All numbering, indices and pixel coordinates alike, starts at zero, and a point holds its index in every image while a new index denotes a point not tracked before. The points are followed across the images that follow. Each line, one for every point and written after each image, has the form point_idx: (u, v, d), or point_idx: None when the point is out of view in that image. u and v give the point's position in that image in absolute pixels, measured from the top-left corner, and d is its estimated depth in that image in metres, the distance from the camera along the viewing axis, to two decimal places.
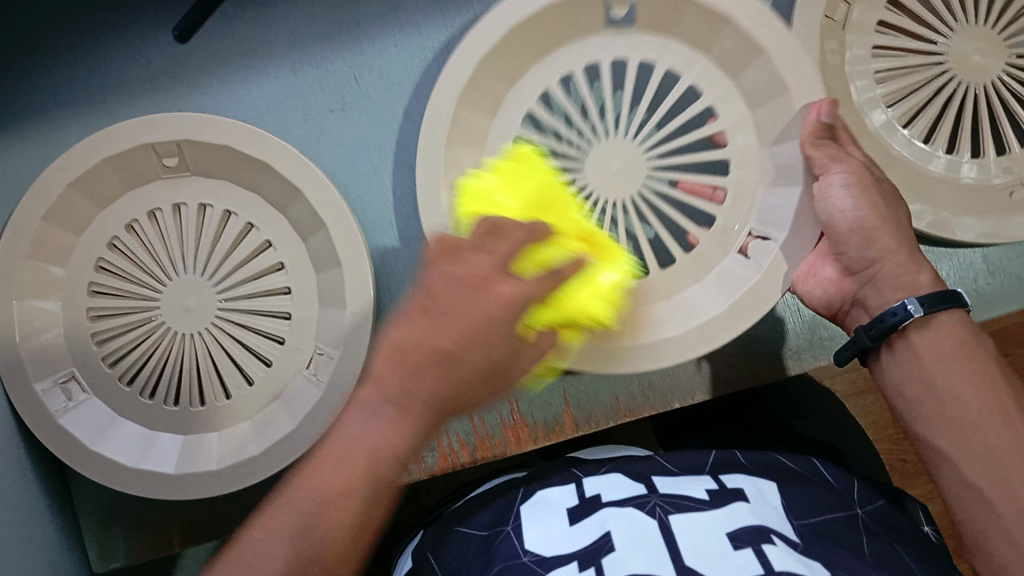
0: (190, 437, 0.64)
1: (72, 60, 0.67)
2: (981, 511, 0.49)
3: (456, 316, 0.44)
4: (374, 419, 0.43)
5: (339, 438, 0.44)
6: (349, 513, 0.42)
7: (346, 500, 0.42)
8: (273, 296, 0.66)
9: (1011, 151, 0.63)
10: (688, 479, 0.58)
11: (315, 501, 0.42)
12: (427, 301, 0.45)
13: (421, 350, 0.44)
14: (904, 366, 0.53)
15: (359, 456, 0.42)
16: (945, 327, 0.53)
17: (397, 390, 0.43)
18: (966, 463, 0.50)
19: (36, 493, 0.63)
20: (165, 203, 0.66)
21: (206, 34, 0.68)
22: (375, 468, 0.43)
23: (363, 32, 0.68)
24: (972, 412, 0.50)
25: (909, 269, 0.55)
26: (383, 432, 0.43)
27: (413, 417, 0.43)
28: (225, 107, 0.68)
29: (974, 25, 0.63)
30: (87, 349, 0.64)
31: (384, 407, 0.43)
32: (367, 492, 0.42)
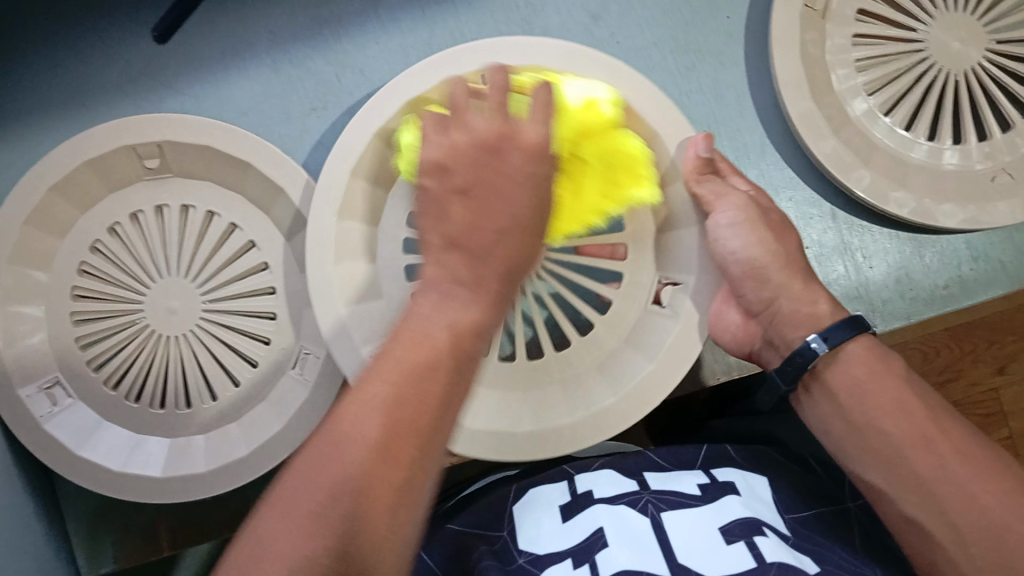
0: (177, 440, 0.64)
1: (51, 63, 0.67)
2: (923, 542, 0.49)
3: (492, 177, 0.46)
4: (446, 300, 0.45)
5: (411, 319, 0.44)
6: (440, 381, 0.42)
7: (428, 379, 0.42)
8: (257, 297, 0.66)
9: (991, 137, 0.63)
10: (679, 475, 0.58)
11: (397, 378, 0.41)
12: (441, 179, 0.47)
13: (482, 235, 0.45)
14: (825, 405, 0.53)
15: (437, 335, 0.43)
16: (852, 356, 0.52)
17: (468, 273, 0.45)
18: (908, 502, 0.49)
19: (23, 501, 0.62)
20: (147, 206, 0.65)
21: (186, 35, 0.67)
22: (457, 347, 0.43)
23: (344, 30, 0.68)
24: (895, 444, 0.50)
25: (805, 302, 0.56)
26: (455, 316, 0.44)
27: (486, 295, 0.45)
28: (207, 108, 0.68)
29: (953, 13, 0.63)
30: (71, 354, 0.64)
31: (470, 258, 0.45)
32: (451, 370, 0.43)
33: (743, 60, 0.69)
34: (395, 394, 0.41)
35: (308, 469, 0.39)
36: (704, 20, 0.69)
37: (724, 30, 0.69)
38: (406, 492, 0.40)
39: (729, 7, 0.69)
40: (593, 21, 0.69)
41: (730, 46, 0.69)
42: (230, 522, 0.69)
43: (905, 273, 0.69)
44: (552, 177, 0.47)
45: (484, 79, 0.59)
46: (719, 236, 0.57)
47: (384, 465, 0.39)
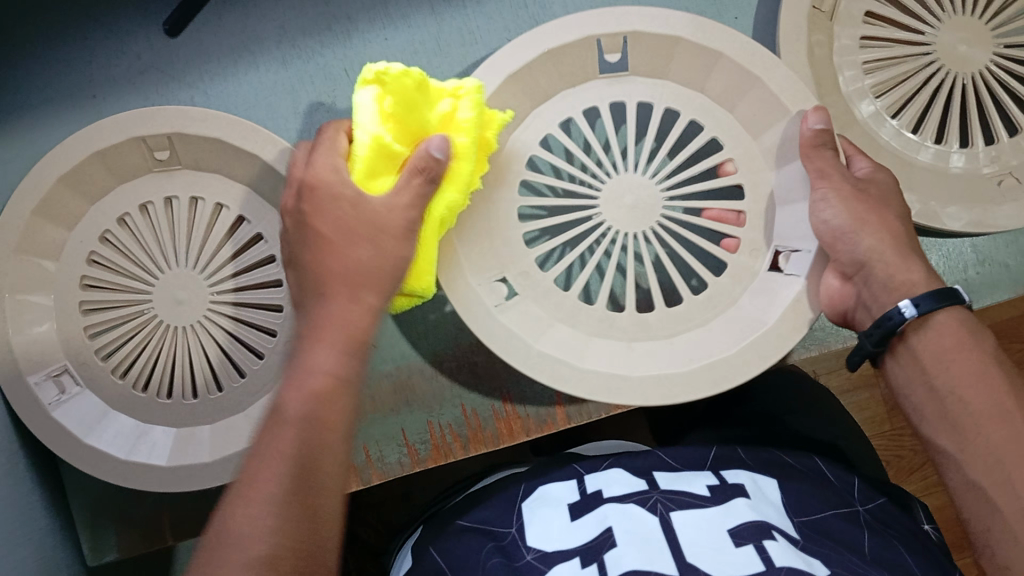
0: (182, 431, 0.64)
1: (63, 56, 0.68)
2: (983, 507, 0.51)
3: (371, 235, 0.51)
4: (302, 395, 0.48)
5: (287, 394, 0.48)
6: (308, 474, 0.45)
7: (297, 474, 0.45)
8: (264, 289, 0.66)
9: (999, 140, 0.63)
10: (690, 474, 0.58)
11: (278, 480, 0.44)
12: (353, 211, 0.51)
13: (325, 330, 0.49)
14: (907, 369, 0.55)
15: (321, 402, 0.48)
16: (942, 326, 0.54)
17: (317, 365, 0.48)
18: (971, 468, 0.51)
19: (28, 489, 0.63)
20: (156, 197, 0.66)
21: (197, 28, 0.68)
22: (314, 436, 0.46)
23: (353, 26, 0.68)
24: (972, 414, 0.52)
25: (901, 267, 0.56)
26: (312, 408, 0.47)
27: (340, 384, 0.49)
28: (217, 101, 0.69)
29: (960, 16, 0.63)
30: (79, 343, 0.65)
31: (357, 290, 0.50)
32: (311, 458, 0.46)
33: None
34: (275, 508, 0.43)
35: None
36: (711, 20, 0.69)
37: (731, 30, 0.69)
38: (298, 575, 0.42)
39: (737, 8, 0.69)
40: None
41: None
42: None
43: None
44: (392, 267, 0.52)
45: (610, 43, 0.61)
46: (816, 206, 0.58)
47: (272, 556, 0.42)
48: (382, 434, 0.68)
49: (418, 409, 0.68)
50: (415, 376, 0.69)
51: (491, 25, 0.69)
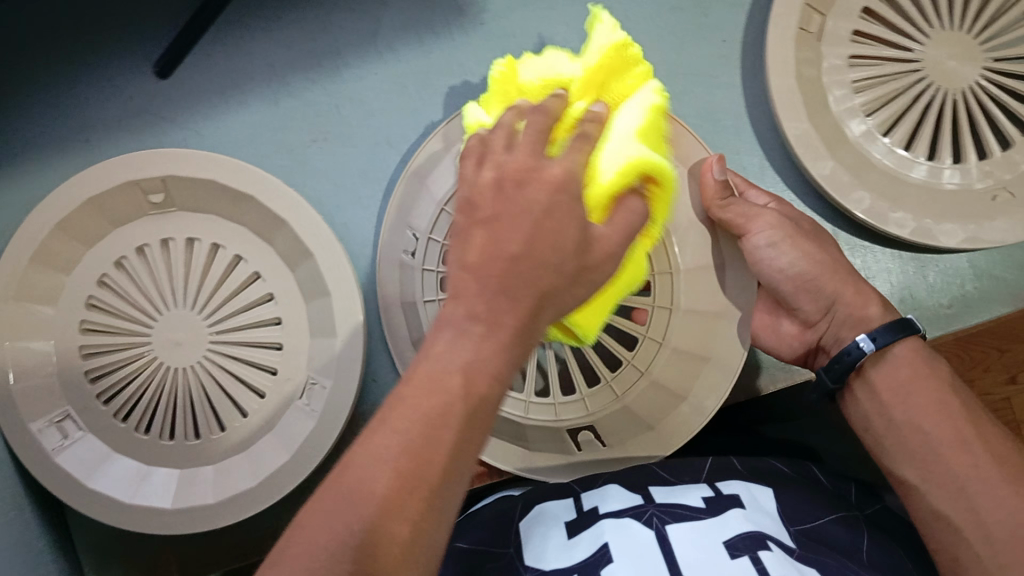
0: (185, 471, 0.64)
1: (53, 101, 0.68)
2: (950, 535, 0.48)
3: (519, 210, 0.39)
4: (460, 337, 0.37)
5: (424, 359, 0.37)
6: (449, 435, 0.35)
7: (435, 431, 0.35)
8: (263, 327, 0.66)
9: (990, 155, 0.63)
10: (683, 487, 0.57)
11: (411, 431, 0.35)
12: (468, 212, 0.41)
13: (498, 263, 0.38)
14: (866, 403, 0.54)
15: (453, 376, 0.36)
16: (899, 361, 0.53)
17: (483, 306, 0.38)
18: (935, 496, 0.49)
19: (35, 533, 0.63)
20: (152, 239, 0.66)
21: (187, 69, 0.68)
22: (475, 387, 0.36)
23: (343, 60, 0.69)
24: (932, 442, 0.50)
25: (858, 304, 0.56)
26: (470, 352, 0.37)
27: (504, 333, 0.38)
28: (207, 140, 0.69)
29: (950, 31, 0.63)
30: (79, 387, 0.64)
31: (503, 294, 0.38)
32: (468, 411, 0.36)
33: (738, 80, 0.69)
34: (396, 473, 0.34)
35: (303, 533, 0.34)
36: (698, 43, 0.69)
37: (718, 52, 0.69)
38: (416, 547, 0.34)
39: (724, 31, 0.69)
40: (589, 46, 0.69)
41: (726, 68, 0.69)
42: (239, 550, 0.69)
43: (908, 292, 0.69)
44: (569, 201, 0.40)
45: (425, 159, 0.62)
46: (761, 257, 0.57)
47: (403, 506, 0.34)
48: None
49: None
50: None
51: (481, 57, 0.69)
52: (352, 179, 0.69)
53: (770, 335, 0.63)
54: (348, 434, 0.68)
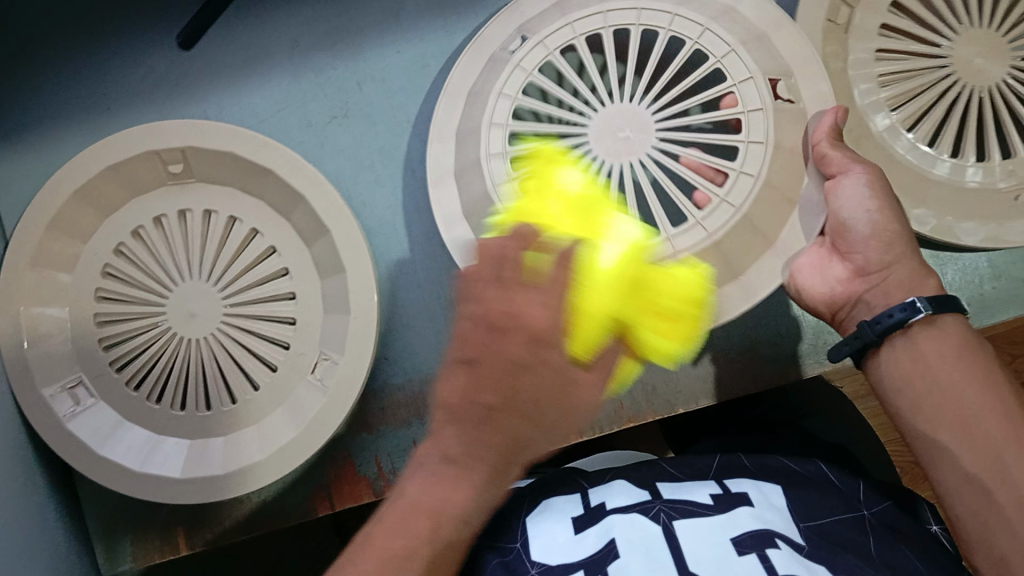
0: (195, 441, 0.65)
1: (76, 70, 0.68)
2: (977, 500, 0.50)
3: (501, 356, 0.47)
4: (436, 478, 0.47)
5: (404, 496, 0.47)
6: (418, 564, 0.44)
7: (406, 559, 0.44)
8: (276, 302, 0.66)
9: (1015, 154, 0.63)
10: (693, 483, 0.57)
11: (375, 564, 0.44)
12: (484, 342, 0.48)
13: (473, 406, 0.47)
14: (907, 364, 0.54)
15: (421, 519, 0.45)
16: (948, 329, 0.54)
17: (456, 448, 0.47)
18: (972, 460, 0.51)
19: (45, 499, 0.63)
20: (169, 210, 0.66)
21: (209, 42, 0.68)
22: (441, 530, 0.45)
23: (365, 38, 0.68)
24: (974, 408, 0.51)
25: (918, 273, 0.56)
26: (447, 489, 0.46)
27: (477, 473, 0.46)
28: (227, 114, 0.69)
29: (977, 28, 0.62)
30: (93, 354, 0.65)
31: (477, 426, 0.47)
32: (431, 553, 0.45)
33: None
34: None
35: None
36: None
37: None
38: None
39: None
40: None
41: None
42: (244, 525, 0.68)
43: None
44: (542, 360, 0.47)
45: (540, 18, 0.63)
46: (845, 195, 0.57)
47: None
48: (398, 444, 0.68)
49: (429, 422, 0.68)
50: (426, 389, 0.68)
51: None
52: (371, 158, 0.69)
53: (814, 275, 0.59)
54: (357, 412, 0.68)
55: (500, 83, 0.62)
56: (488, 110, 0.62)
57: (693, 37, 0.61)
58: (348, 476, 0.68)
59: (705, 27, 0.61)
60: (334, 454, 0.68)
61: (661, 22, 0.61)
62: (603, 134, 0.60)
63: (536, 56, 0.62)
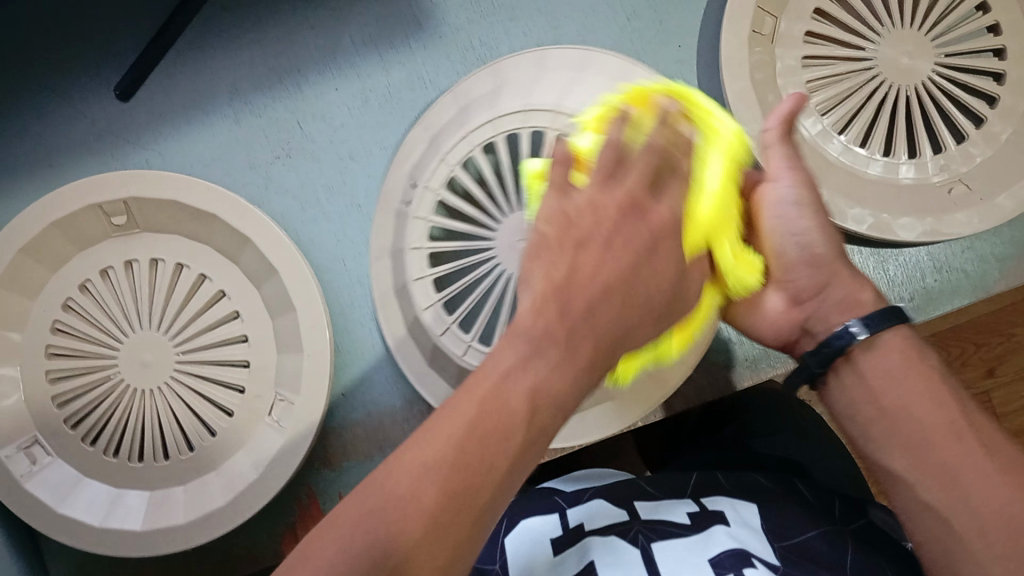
0: (156, 493, 0.64)
1: (16, 126, 0.68)
2: (936, 529, 0.47)
3: (618, 246, 0.44)
4: (540, 357, 0.39)
5: (491, 371, 0.39)
6: (507, 459, 0.37)
7: (500, 438, 0.37)
8: (230, 345, 0.66)
9: (946, 149, 0.64)
10: (671, 503, 0.57)
11: (461, 428, 0.37)
12: (561, 229, 0.45)
13: (574, 298, 0.42)
14: (854, 389, 0.51)
15: (518, 397, 0.38)
16: (891, 346, 0.50)
17: (562, 322, 0.41)
18: (927, 489, 0.47)
19: (8, 560, 0.63)
20: (116, 261, 0.66)
21: (148, 91, 0.69)
22: (540, 419, 0.38)
23: (304, 78, 0.69)
24: (921, 432, 0.48)
25: (852, 289, 0.53)
26: (537, 376, 0.39)
27: (582, 358, 0.41)
28: (171, 162, 0.69)
29: (900, 30, 0.63)
30: (48, 412, 0.64)
31: (547, 334, 0.40)
32: (527, 438, 0.38)
33: (697, 85, 0.70)
34: (445, 476, 0.36)
35: (380, 485, 0.36)
36: (657, 48, 0.70)
37: (676, 57, 0.70)
38: (457, 561, 0.36)
39: (681, 35, 0.69)
40: None
41: (684, 73, 0.70)
42: (216, 568, 0.68)
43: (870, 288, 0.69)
44: (664, 242, 0.45)
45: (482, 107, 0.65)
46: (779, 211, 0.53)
47: (439, 529, 0.35)
48: (359, 480, 0.68)
49: (392, 454, 0.68)
50: (386, 422, 0.68)
51: (440, 70, 0.69)
52: (317, 195, 0.69)
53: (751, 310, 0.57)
54: (318, 450, 0.68)
55: (424, 177, 0.64)
56: (425, 172, 0.64)
57: (549, 127, 0.62)
58: (315, 514, 0.68)
59: (556, 115, 0.62)
60: (299, 498, 0.68)
61: (541, 124, 0.62)
62: (514, 232, 0.62)
63: (457, 152, 0.64)
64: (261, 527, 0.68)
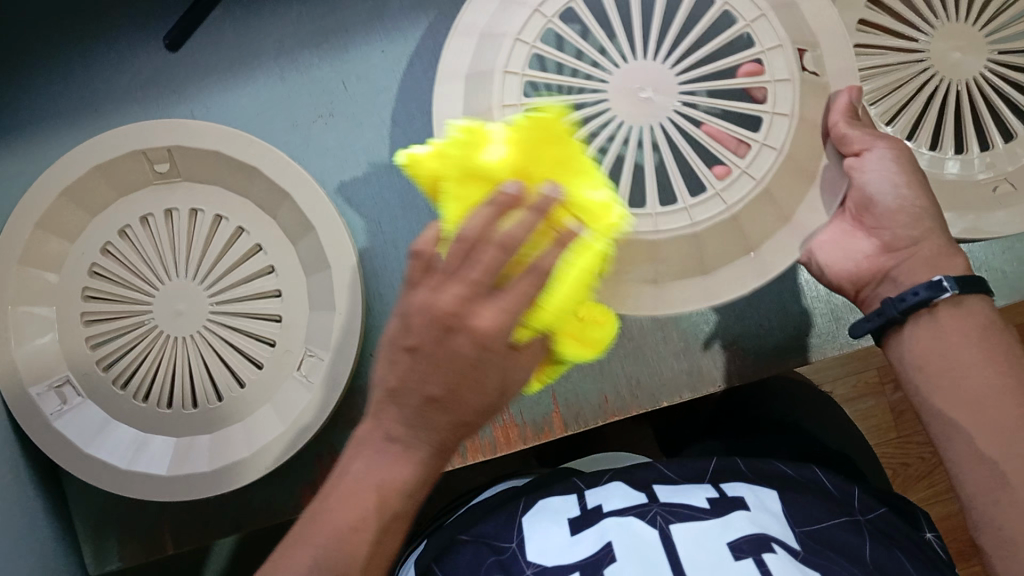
0: (182, 440, 0.65)
1: (66, 71, 0.69)
2: (989, 479, 0.51)
3: (448, 351, 0.42)
4: (380, 457, 0.44)
5: (347, 473, 0.44)
6: (361, 551, 0.43)
7: (352, 532, 0.43)
8: (263, 299, 0.66)
9: (993, 146, 0.63)
10: (689, 487, 0.57)
11: (325, 531, 0.43)
12: (406, 329, 0.43)
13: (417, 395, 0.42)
14: (926, 340, 0.54)
15: (369, 494, 0.43)
16: (972, 310, 0.54)
17: (399, 426, 0.43)
18: (982, 441, 0.51)
19: (32, 497, 0.64)
20: (157, 209, 0.67)
21: (197, 44, 0.69)
22: (386, 509, 0.43)
23: (351, 39, 0.69)
24: (982, 393, 0.52)
25: (943, 252, 0.56)
26: (381, 471, 0.43)
27: (420, 451, 0.44)
28: (214, 114, 0.69)
29: (955, 23, 0.63)
30: (80, 353, 0.65)
31: (420, 423, 0.43)
32: (380, 525, 0.43)
33: None
34: (313, 569, 0.42)
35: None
36: None
37: None
38: None
39: None
40: None
41: None
42: (234, 522, 0.69)
43: None
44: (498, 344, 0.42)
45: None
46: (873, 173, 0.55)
47: None
48: None
49: None
50: None
51: None
52: (357, 156, 0.69)
53: (836, 251, 0.59)
54: (344, 411, 0.69)
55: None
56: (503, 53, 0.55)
57: (719, 2, 0.56)
58: None
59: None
60: (320, 458, 0.69)
61: None
62: (646, 84, 0.55)
63: None
64: (281, 485, 0.69)
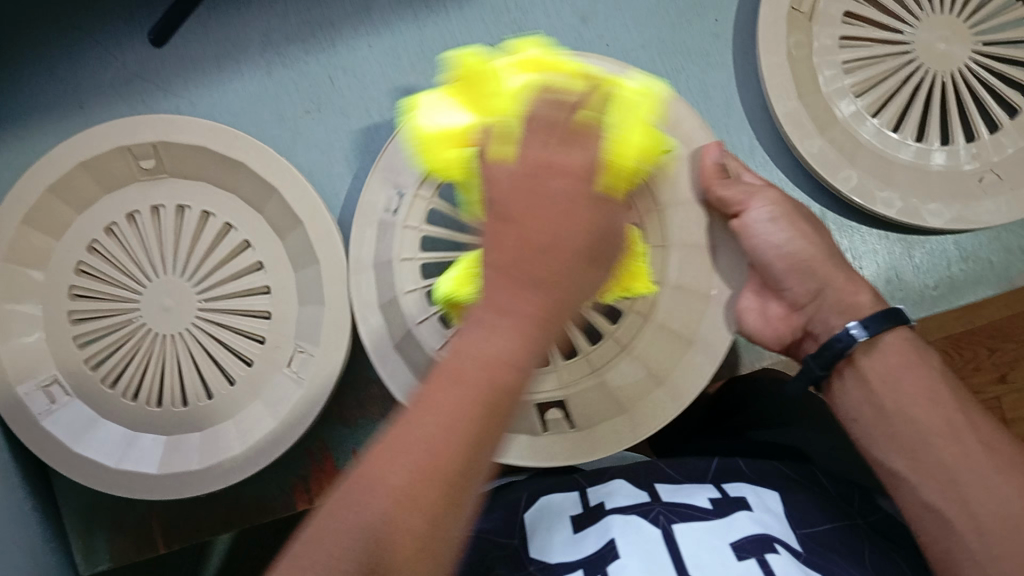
0: (172, 437, 0.64)
1: (50, 65, 0.68)
2: (940, 527, 0.48)
3: (553, 206, 0.41)
4: (478, 329, 0.39)
5: (449, 358, 0.39)
6: (472, 429, 0.37)
7: (464, 408, 0.37)
8: (252, 295, 0.66)
9: (978, 137, 0.64)
10: (691, 487, 0.57)
11: (439, 415, 0.37)
12: (498, 199, 0.42)
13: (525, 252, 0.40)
14: (858, 393, 0.53)
15: (474, 367, 0.38)
16: (890, 348, 0.53)
17: (504, 279, 0.40)
18: (931, 489, 0.49)
19: (22, 496, 0.63)
20: (143, 206, 0.66)
21: (182, 38, 0.69)
22: (495, 385, 0.37)
23: (338, 32, 0.69)
24: (925, 432, 0.50)
25: (849, 292, 0.56)
26: (488, 342, 0.38)
27: (528, 317, 0.39)
28: (200, 109, 0.69)
29: (939, 15, 0.63)
30: (67, 352, 0.65)
31: (530, 280, 0.39)
32: (490, 400, 0.37)
33: (730, 61, 0.70)
34: (421, 466, 0.36)
35: (341, 511, 0.36)
36: (692, 22, 0.70)
37: (710, 32, 0.70)
38: (428, 546, 0.36)
39: (718, 10, 0.69)
40: (583, 23, 0.70)
41: (717, 48, 0.70)
42: (225, 517, 0.69)
43: (895, 274, 0.70)
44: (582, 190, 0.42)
45: None
46: (760, 232, 0.57)
47: (403, 505, 0.35)
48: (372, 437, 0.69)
49: None
50: None
51: (473, 32, 0.69)
52: (345, 150, 0.69)
53: (758, 319, 0.59)
54: (334, 405, 0.69)
55: None
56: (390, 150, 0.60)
57: None
58: (327, 470, 0.69)
59: None
60: (313, 452, 0.69)
61: None
62: None
63: None
64: (273, 479, 0.69)
